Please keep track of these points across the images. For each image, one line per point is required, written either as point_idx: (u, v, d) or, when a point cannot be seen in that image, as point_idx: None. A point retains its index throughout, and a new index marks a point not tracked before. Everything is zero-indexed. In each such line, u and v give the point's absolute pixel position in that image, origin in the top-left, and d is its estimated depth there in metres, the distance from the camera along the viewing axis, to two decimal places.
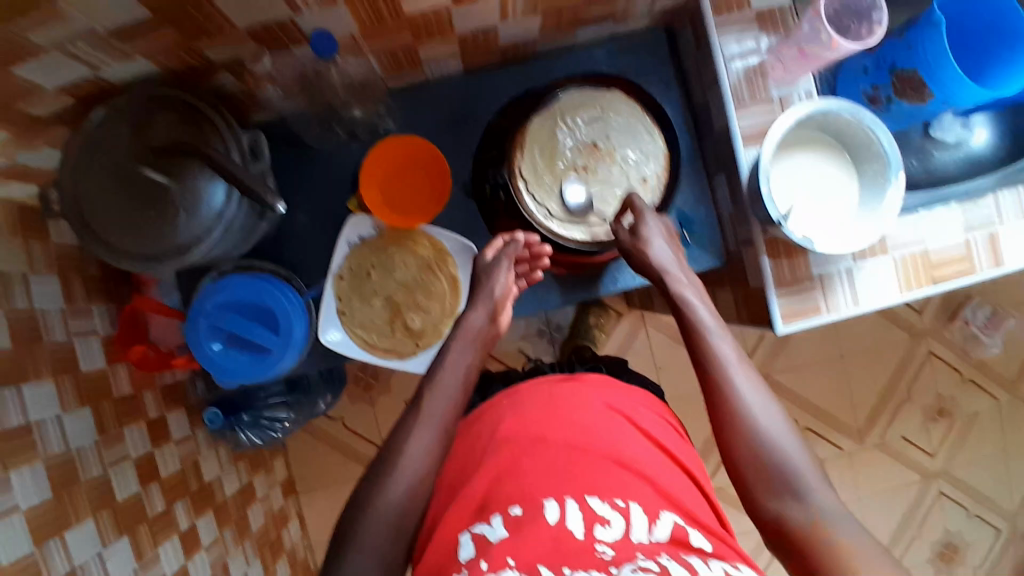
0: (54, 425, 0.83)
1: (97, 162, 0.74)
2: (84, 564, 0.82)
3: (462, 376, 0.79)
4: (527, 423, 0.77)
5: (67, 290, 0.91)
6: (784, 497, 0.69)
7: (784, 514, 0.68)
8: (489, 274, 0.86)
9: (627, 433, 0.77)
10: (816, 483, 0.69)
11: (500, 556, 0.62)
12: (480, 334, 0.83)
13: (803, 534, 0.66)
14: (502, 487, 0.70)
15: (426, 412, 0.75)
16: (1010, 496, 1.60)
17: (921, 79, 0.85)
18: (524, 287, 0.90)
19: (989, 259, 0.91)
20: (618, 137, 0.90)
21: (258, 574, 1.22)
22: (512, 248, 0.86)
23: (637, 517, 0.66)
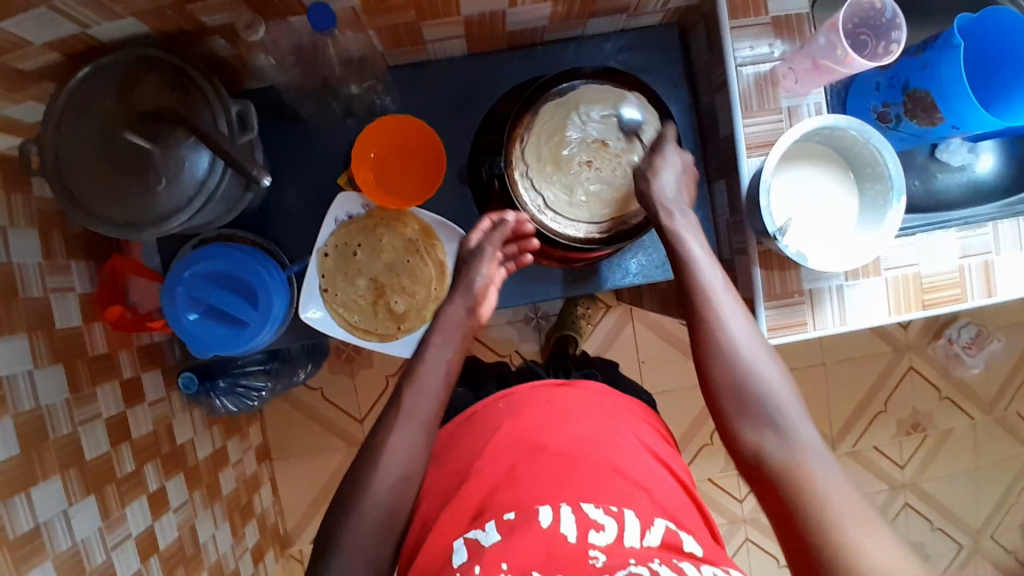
0: (25, 381, 0.81)
1: (79, 123, 0.71)
2: (48, 521, 0.81)
3: (443, 372, 0.80)
4: (521, 427, 0.75)
5: (47, 246, 0.89)
6: (761, 426, 0.70)
7: (762, 449, 0.69)
8: (472, 260, 0.88)
9: (621, 442, 0.75)
10: (796, 421, 0.70)
11: (493, 561, 0.61)
12: (461, 326, 0.85)
13: (779, 471, 0.67)
14: (497, 494, 0.68)
15: (406, 409, 0.76)
16: (974, 512, 1.63)
17: (933, 100, 0.84)
18: (512, 269, 0.92)
19: (981, 288, 0.91)
20: (628, 136, 0.88)
21: (226, 537, 1.23)
22: (496, 233, 0.87)
23: (631, 523, 0.65)
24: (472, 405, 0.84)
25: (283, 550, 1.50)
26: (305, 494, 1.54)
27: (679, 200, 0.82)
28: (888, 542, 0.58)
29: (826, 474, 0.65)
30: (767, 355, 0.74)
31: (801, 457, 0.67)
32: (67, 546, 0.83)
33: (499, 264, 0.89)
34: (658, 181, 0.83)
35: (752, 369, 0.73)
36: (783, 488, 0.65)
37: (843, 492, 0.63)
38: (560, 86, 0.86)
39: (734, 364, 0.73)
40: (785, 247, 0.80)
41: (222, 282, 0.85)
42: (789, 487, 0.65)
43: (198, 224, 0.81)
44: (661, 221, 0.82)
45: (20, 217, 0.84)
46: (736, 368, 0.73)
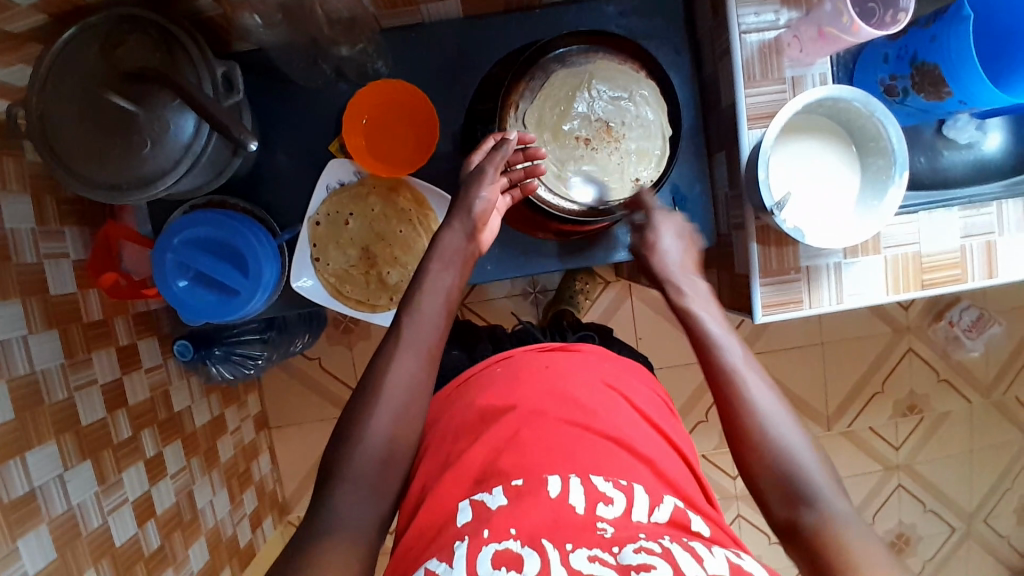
0: (19, 346, 0.81)
1: (60, 82, 0.70)
2: (44, 485, 0.82)
3: (443, 304, 0.73)
4: (526, 393, 0.73)
5: (39, 210, 0.88)
6: (799, 505, 0.63)
7: (797, 517, 0.62)
8: (471, 182, 0.78)
9: (625, 413, 0.73)
10: (830, 490, 0.63)
11: (500, 526, 0.59)
12: (459, 252, 0.76)
13: (814, 537, 0.61)
14: (501, 459, 0.66)
15: (406, 340, 0.70)
16: (968, 494, 1.63)
17: (941, 76, 0.81)
18: (517, 197, 0.82)
19: (983, 268, 0.89)
20: (632, 118, 0.85)
21: (223, 503, 1.25)
22: (499, 153, 0.78)
23: (640, 497, 0.63)
24: (467, 370, 0.82)
25: (280, 517, 1.52)
26: (302, 463, 1.55)
27: (684, 270, 0.79)
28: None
29: (864, 543, 0.59)
30: (801, 431, 0.67)
31: (838, 527, 0.60)
32: (62, 510, 0.85)
33: (501, 189, 0.80)
34: (657, 247, 0.81)
35: (789, 454, 0.65)
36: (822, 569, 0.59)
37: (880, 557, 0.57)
38: (560, 57, 0.85)
39: (771, 459, 0.65)
40: (783, 222, 0.78)
41: (210, 249, 0.85)
42: (824, 558, 0.59)
43: (185, 189, 0.80)
44: (672, 294, 0.78)
45: (10, 180, 0.83)
46: (773, 463, 0.65)
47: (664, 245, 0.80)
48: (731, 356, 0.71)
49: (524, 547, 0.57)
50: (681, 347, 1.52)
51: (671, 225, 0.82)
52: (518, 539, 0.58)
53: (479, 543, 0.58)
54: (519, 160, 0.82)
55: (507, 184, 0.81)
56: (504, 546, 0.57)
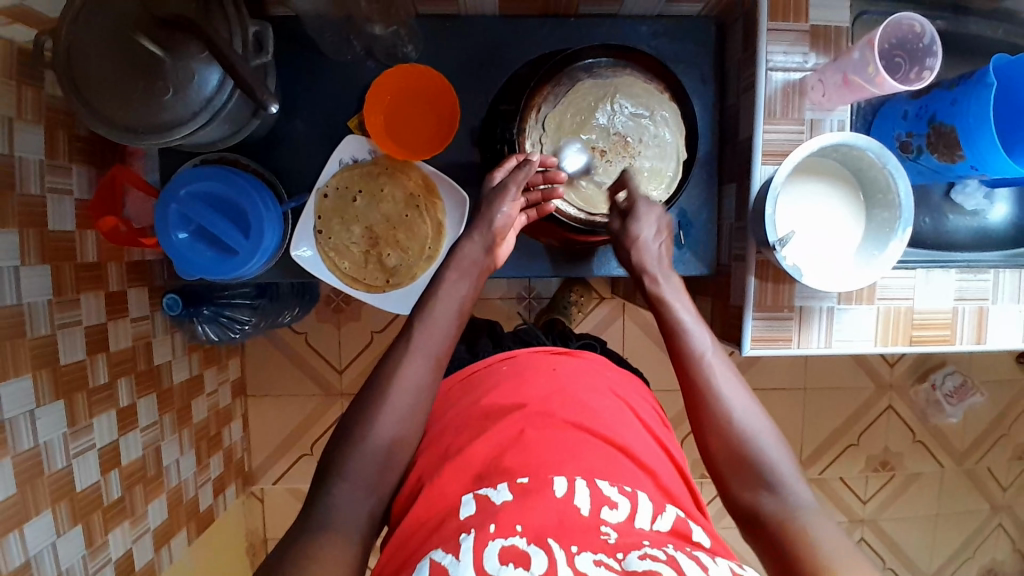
0: (9, 275, 0.81)
1: (95, 20, 0.70)
2: (13, 419, 0.82)
3: (456, 310, 0.75)
4: (534, 392, 0.73)
5: (50, 143, 0.88)
6: (759, 489, 0.66)
7: (757, 500, 0.65)
8: (494, 198, 0.80)
9: (630, 424, 0.73)
10: (789, 475, 0.66)
11: (507, 522, 0.58)
12: (476, 264, 0.78)
13: (775, 522, 0.63)
14: (507, 456, 0.65)
15: (417, 343, 0.71)
16: (928, 558, 1.64)
17: (957, 138, 0.82)
18: (533, 218, 0.84)
19: (973, 333, 0.90)
20: (649, 137, 0.87)
21: (189, 464, 1.24)
22: (523, 172, 0.81)
23: (643, 506, 0.63)
24: (471, 366, 0.83)
25: (244, 486, 1.51)
26: (274, 436, 1.54)
27: (661, 262, 0.79)
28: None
29: (820, 525, 0.62)
30: (762, 418, 0.70)
31: (794, 510, 0.63)
32: (28, 446, 0.84)
33: (521, 208, 0.82)
34: (640, 241, 0.80)
35: (751, 440, 0.68)
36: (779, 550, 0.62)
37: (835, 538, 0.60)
38: (590, 67, 0.86)
39: (733, 444, 0.68)
40: (783, 259, 0.79)
41: (217, 207, 0.85)
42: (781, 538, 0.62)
43: (205, 141, 0.81)
44: (646, 287, 0.79)
45: (26, 109, 0.83)
46: (735, 448, 0.68)
47: (636, 237, 0.80)
48: (699, 346, 0.73)
49: (530, 545, 0.56)
50: (665, 372, 1.52)
51: (652, 220, 0.82)
52: (524, 537, 0.56)
53: (486, 537, 0.56)
54: (539, 181, 0.84)
55: (524, 205, 0.83)
56: (510, 542, 0.55)
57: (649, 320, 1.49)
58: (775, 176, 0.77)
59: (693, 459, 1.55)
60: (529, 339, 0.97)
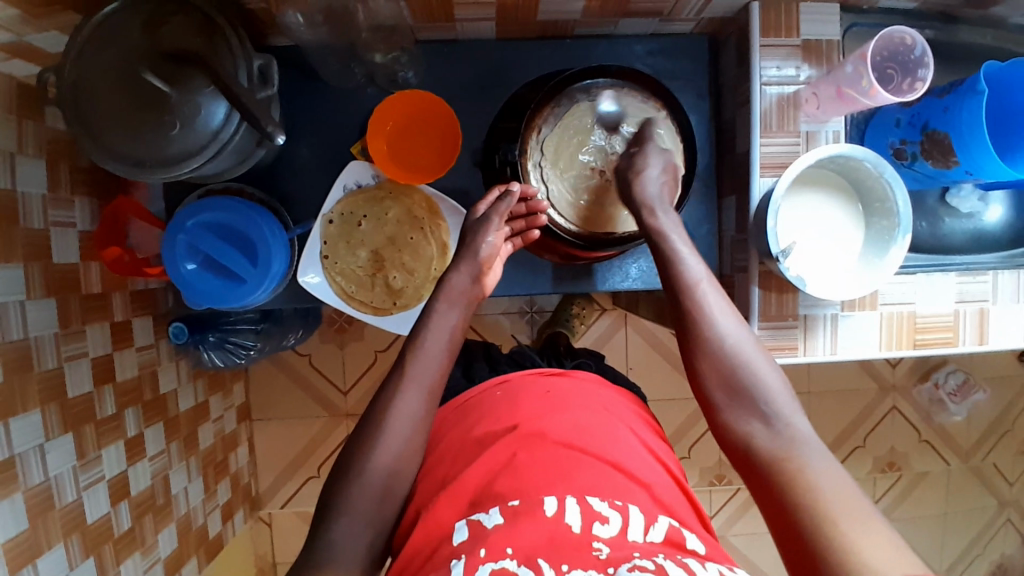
0: (16, 310, 0.81)
1: (102, 56, 0.71)
2: (23, 454, 0.81)
3: (447, 338, 0.77)
4: (526, 413, 0.74)
5: (53, 177, 0.89)
6: (751, 418, 0.70)
7: (748, 430, 0.70)
8: (478, 229, 0.84)
9: (624, 440, 0.73)
10: (781, 405, 0.70)
11: (498, 546, 0.59)
12: (464, 293, 0.81)
13: (766, 454, 0.67)
14: (498, 481, 0.66)
15: (411, 374, 0.73)
16: (939, 557, 1.64)
17: (950, 144, 0.84)
18: (519, 245, 0.88)
19: (975, 334, 0.91)
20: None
21: (197, 492, 1.23)
22: (504, 204, 0.84)
23: (635, 518, 0.63)
24: (466, 393, 0.84)
25: (252, 511, 1.50)
26: (280, 460, 1.54)
27: (662, 201, 0.82)
28: (877, 533, 0.58)
29: (809, 452, 0.66)
30: (759, 350, 0.74)
31: (785, 439, 0.67)
32: (39, 480, 0.84)
33: (505, 236, 0.86)
34: (642, 176, 0.83)
35: (745, 370, 0.72)
36: (770, 477, 0.66)
37: (823, 464, 0.64)
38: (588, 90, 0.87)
39: (727, 376, 0.72)
40: (787, 270, 0.80)
41: (224, 237, 0.86)
42: (771, 466, 0.66)
43: (209, 174, 0.81)
44: (643, 221, 0.82)
45: (28, 143, 0.83)
46: (728, 379, 0.72)
47: (640, 176, 0.83)
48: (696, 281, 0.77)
49: (521, 566, 0.57)
50: (670, 381, 1.53)
51: (659, 163, 0.84)
52: (515, 559, 0.57)
53: (476, 562, 0.58)
54: (521, 211, 0.87)
55: (509, 234, 0.87)
56: (501, 565, 0.57)
57: (651, 330, 1.50)
58: (774, 191, 0.78)
59: (701, 467, 1.56)
60: (523, 362, 0.98)
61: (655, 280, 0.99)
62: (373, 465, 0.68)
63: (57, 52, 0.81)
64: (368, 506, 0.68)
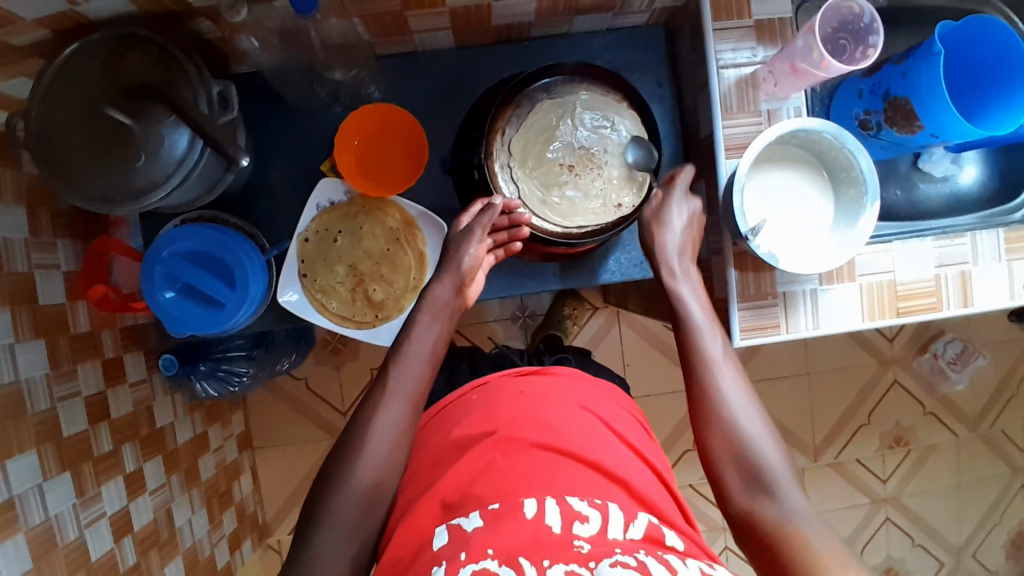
0: (5, 354, 0.82)
1: (64, 95, 0.72)
2: (22, 494, 0.82)
3: (429, 351, 0.77)
4: (503, 418, 0.74)
5: (33, 221, 0.90)
6: (762, 498, 0.69)
7: (754, 511, 0.69)
8: (461, 240, 0.83)
9: (602, 440, 0.73)
10: (790, 487, 0.69)
11: (479, 547, 0.59)
12: (447, 305, 0.81)
13: (771, 534, 0.67)
14: (476, 485, 0.66)
15: (393, 386, 0.73)
16: (957, 529, 1.62)
17: (912, 109, 0.84)
18: (501, 256, 0.88)
19: (958, 297, 0.91)
20: (615, 148, 0.88)
21: (202, 523, 1.23)
22: (486, 216, 0.83)
23: (614, 515, 0.63)
24: (446, 398, 0.83)
25: (261, 540, 1.50)
26: (286, 486, 1.53)
27: (681, 254, 0.83)
28: None
29: (818, 539, 0.65)
30: (768, 432, 0.73)
31: (795, 520, 0.66)
32: (40, 520, 0.84)
33: (488, 248, 0.85)
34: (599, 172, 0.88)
35: (755, 450, 0.71)
36: (778, 565, 0.65)
37: (836, 558, 0.63)
38: (550, 84, 0.87)
39: (739, 455, 0.71)
40: (757, 247, 0.81)
41: (202, 264, 0.86)
42: (780, 551, 0.65)
43: (174, 203, 0.83)
44: (663, 281, 0.83)
45: (7, 190, 0.85)
46: (742, 458, 0.71)
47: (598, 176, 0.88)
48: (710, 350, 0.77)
49: (502, 566, 0.56)
50: (668, 373, 1.53)
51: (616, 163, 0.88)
52: (495, 559, 0.57)
53: (457, 565, 0.57)
54: (503, 223, 0.86)
55: (491, 246, 0.86)
56: (482, 565, 0.56)
57: (646, 325, 1.50)
58: (738, 169, 0.79)
59: None
60: (508, 362, 0.99)
61: (634, 270, 0.99)
62: (362, 476, 0.68)
63: (26, 98, 0.83)
64: (361, 517, 0.68)
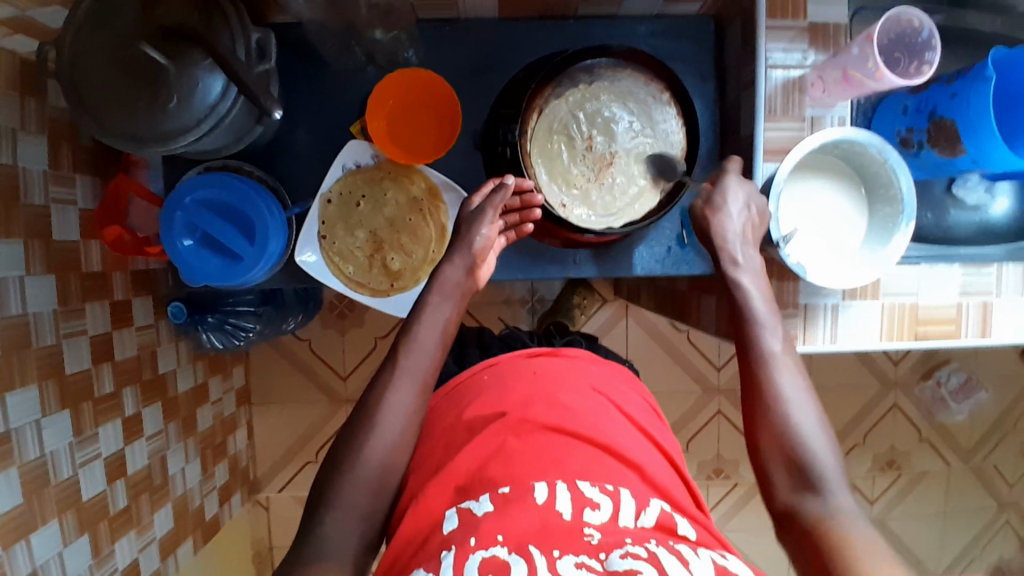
0: (14, 286, 0.81)
1: (103, 28, 0.71)
2: (19, 429, 0.81)
3: (441, 329, 0.77)
4: (515, 398, 0.73)
5: (55, 153, 0.88)
6: (806, 494, 0.65)
7: (800, 508, 0.65)
8: (473, 221, 0.83)
9: (615, 422, 0.73)
10: (837, 484, 0.65)
11: (488, 533, 0.58)
12: (459, 286, 0.80)
13: (816, 529, 0.63)
14: (490, 466, 0.66)
15: (403, 366, 0.73)
16: (938, 556, 1.63)
17: (957, 132, 0.82)
18: (512, 238, 0.89)
19: (978, 327, 0.90)
20: (640, 149, 0.88)
21: (195, 473, 1.23)
22: (498, 197, 0.83)
23: (626, 503, 0.63)
24: (458, 376, 0.83)
25: (250, 495, 1.51)
26: (279, 445, 1.54)
27: (742, 240, 0.77)
28: None
29: (867, 545, 0.60)
30: (827, 434, 0.68)
31: (834, 517, 0.63)
32: (34, 457, 0.84)
33: (499, 230, 0.85)
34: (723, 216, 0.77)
35: (809, 449, 0.67)
36: (815, 554, 0.61)
37: (883, 558, 0.58)
38: (623, 62, 0.87)
39: (787, 447, 0.67)
40: (787, 256, 0.80)
41: (223, 214, 0.85)
42: (822, 547, 0.61)
43: (207, 149, 0.82)
44: (723, 269, 0.76)
45: (30, 120, 0.83)
46: (791, 453, 0.67)
47: (715, 215, 0.78)
48: (765, 335, 0.73)
49: (512, 554, 0.56)
50: (670, 373, 1.52)
51: (737, 199, 0.78)
52: (505, 546, 0.57)
53: (467, 551, 0.57)
54: (515, 205, 0.86)
55: (503, 226, 0.87)
56: (491, 553, 0.56)
57: (652, 322, 1.50)
58: (777, 174, 0.77)
59: (699, 460, 1.55)
60: (515, 344, 0.98)
61: (656, 266, 0.97)
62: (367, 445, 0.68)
63: (57, 27, 0.81)
64: (360, 484, 0.67)
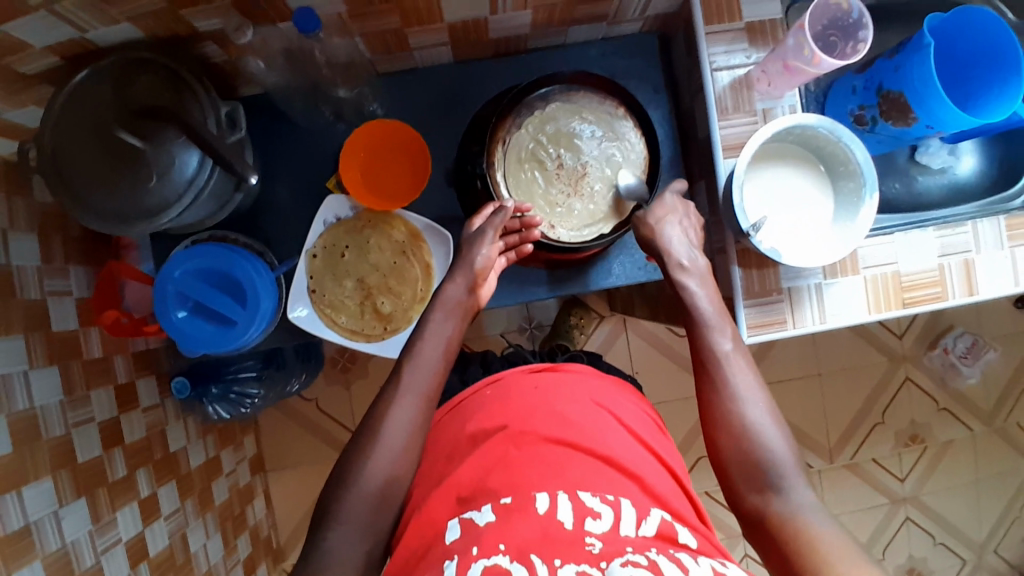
0: (20, 381, 0.82)
1: (76, 119, 0.74)
2: (38, 521, 0.82)
3: (442, 349, 0.77)
4: (515, 412, 0.74)
5: (46, 248, 0.91)
6: (767, 492, 0.69)
7: (763, 506, 0.69)
8: (475, 241, 0.84)
9: (617, 436, 0.73)
10: (797, 480, 0.69)
11: (490, 542, 0.59)
12: (461, 304, 0.81)
13: (779, 525, 0.67)
14: (491, 477, 0.67)
15: (406, 383, 0.74)
16: (978, 527, 1.60)
17: (907, 102, 0.85)
18: (513, 258, 0.88)
19: (964, 286, 0.91)
20: (609, 159, 0.91)
21: (218, 548, 1.23)
22: (498, 218, 0.84)
23: (626, 512, 0.63)
24: (459, 395, 0.83)
25: (276, 564, 1.49)
26: (299, 508, 1.53)
27: (689, 248, 0.83)
28: None
29: (826, 532, 0.64)
30: (780, 427, 0.72)
31: (799, 512, 0.67)
32: (56, 547, 0.83)
33: (500, 250, 0.86)
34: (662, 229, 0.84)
35: (764, 447, 0.71)
36: (779, 544, 0.66)
37: (834, 538, 0.63)
38: (574, 85, 0.90)
39: (744, 448, 0.71)
40: (758, 243, 0.81)
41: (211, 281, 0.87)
42: (783, 541, 0.66)
43: (188, 221, 0.85)
44: (668, 271, 0.83)
45: (20, 219, 0.86)
46: (748, 453, 0.71)
47: (661, 230, 0.84)
48: (711, 336, 0.78)
49: (513, 562, 0.56)
50: (681, 381, 1.52)
51: (673, 211, 0.86)
52: (507, 555, 0.57)
53: (468, 560, 0.57)
54: (515, 226, 0.87)
55: (503, 247, 0.86)
56: (493, 561, 0.56)
57: (652, 332, 1.51)
58: (737, 165, 0.80)
59: None
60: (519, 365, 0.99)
61: (639, 274, 1.00)
62: (378, 485, 0.68)
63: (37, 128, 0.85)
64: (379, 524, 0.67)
